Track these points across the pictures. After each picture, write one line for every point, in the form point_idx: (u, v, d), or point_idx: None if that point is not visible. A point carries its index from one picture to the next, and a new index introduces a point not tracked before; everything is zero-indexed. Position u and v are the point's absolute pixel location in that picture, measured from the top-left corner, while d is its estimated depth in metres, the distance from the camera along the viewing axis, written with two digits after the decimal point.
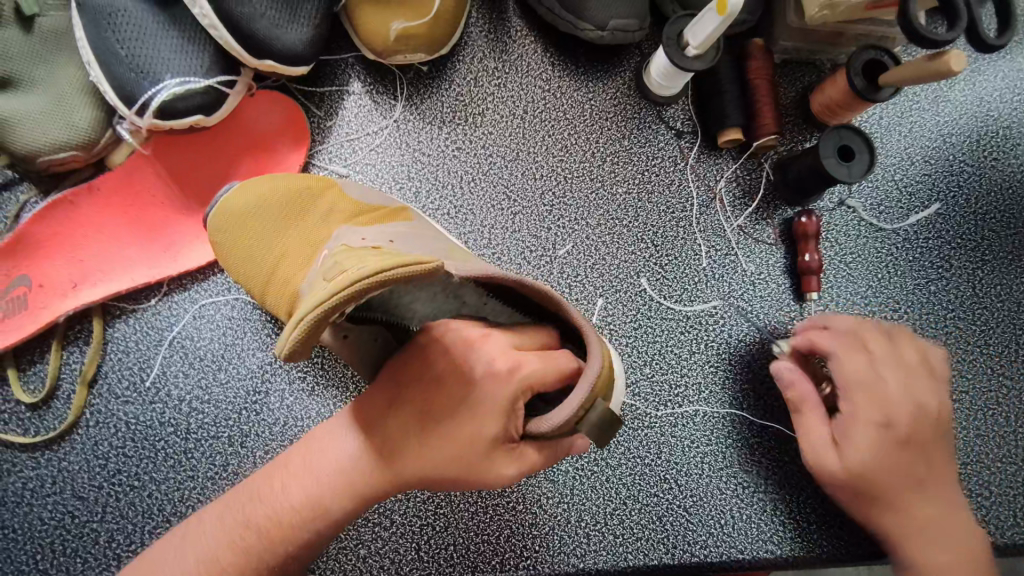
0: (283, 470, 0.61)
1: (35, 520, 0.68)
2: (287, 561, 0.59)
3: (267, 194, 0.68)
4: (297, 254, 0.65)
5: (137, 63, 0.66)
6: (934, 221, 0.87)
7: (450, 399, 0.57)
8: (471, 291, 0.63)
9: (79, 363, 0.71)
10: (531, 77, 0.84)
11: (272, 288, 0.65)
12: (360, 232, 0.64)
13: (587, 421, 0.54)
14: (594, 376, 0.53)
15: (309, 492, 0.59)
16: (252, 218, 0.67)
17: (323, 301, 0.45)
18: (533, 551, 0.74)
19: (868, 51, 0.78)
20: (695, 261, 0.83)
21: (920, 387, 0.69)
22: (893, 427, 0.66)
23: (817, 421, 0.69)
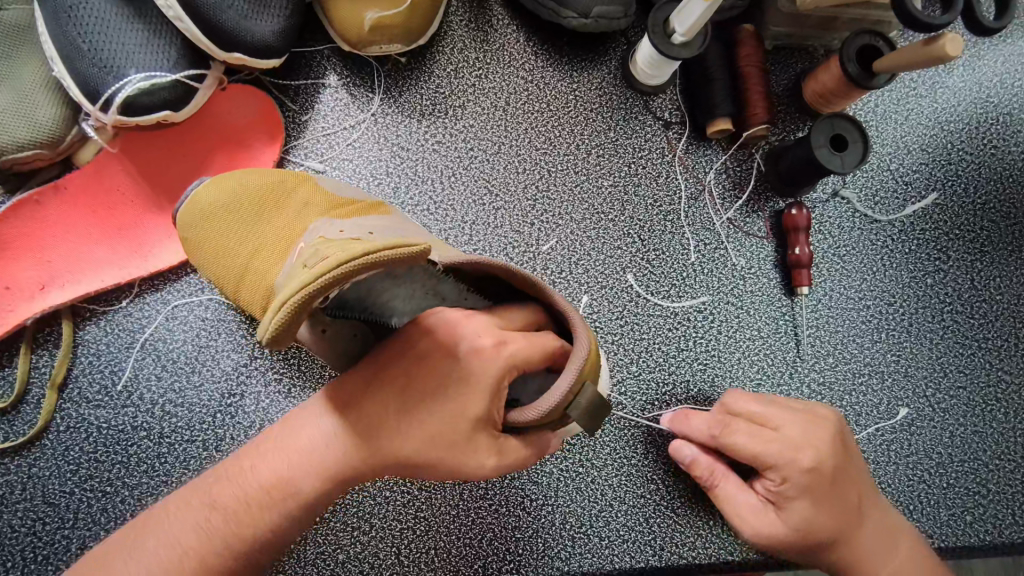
0: (253, 453, 0.58)
1: (6, 527, 0.67)
2: (259, 547, 0.56)
3: (244, 182, 0.66)
4: (273, 249, 0.63)
5: (100, 58, 0.63)
6: (932, 211, 0.84)
7: (432, 380, 0.54)
8: (450, 286, 0.61)
9: (49, 366, 0.70)
10: (513, 67, 0.81)
11: (248, 283, 0.63)
12: (336, 225, 0.62)
13: (576, 407, 0.52)
14: (582, 359, 0.51)
15: (282, 472, 0.56)
16: (229, 201, 0.65)
17: (310, 281, 0.43)
18: (517, 555, 0.72)
19: (863, 36, 0.75)
20: (684, 255, 0.80)
21: (816, 432, 0.64)
22: (820, 482, 0.62)
23: (734, 494, 0.65)
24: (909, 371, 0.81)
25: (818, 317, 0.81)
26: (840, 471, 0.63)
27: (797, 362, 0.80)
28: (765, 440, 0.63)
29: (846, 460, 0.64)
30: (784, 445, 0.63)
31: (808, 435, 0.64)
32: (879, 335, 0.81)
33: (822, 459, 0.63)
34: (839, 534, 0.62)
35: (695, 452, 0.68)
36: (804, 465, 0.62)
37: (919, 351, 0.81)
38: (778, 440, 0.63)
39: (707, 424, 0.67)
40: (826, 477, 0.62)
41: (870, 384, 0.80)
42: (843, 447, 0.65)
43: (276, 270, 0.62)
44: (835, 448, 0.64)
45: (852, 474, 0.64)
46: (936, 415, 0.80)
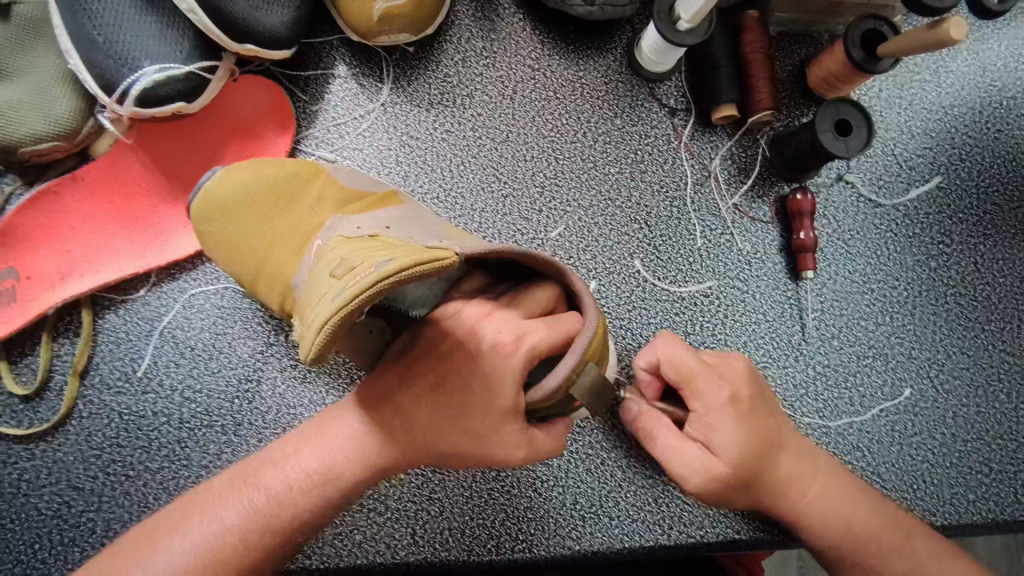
0: (297, 441, 0.61)
1: (32, 511, 0.69)
2: (302, 529, 0.58)
3: (250, 181, 0.66)
4: (290, 245, 0.64)
5: (115, 50, 0.65)
6: (936, 195, 0.85)
7: (458, 373, 0.56)
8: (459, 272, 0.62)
9: (70, 354, 0.71)
10: (520, 55, 0.82)
11: (265, 277, 0.64)
12: (353, 220, 0.63)
13: (579, 387, 0.53)
14: (589, 338, 0.53)
15: (327, 458, 0.59)
16: (239, 199, 0.66)
17: (350, 298, 0.44)
18: (529, 535, 0.74)
19: (867, 21, 0.76)
20: (690, 241, 0.81)
21: (735, 365, 0.66)
22: (742, 410, 0.63)
23: (676, 441, 0.63)
24: (912, 353, 0.82)
25: (823, 300, 0.82)
26: (756, 400, 0.65)
27: (802, 345, 0.81)
28: (690, 374, 0.63)
29: (761, 391, 0.66)
30: (707, 378, 0.63)
31: (724, 367, 0.66)
32: (883, 318, 0.82)
33: (740, 388, 0.64)
34: (765, 463, 0.63)
35: (640, 405, 0.67)
36: (726, 395, 0.63)
37: (923, 333, 0.82)
38: (701, 372, 0.63)
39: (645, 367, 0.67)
40: (744, 406, 0.63)
41: (874, 366, 0.81)
42: (756, 378, 0.67)
43: (293, 263, 0.64)
44: (750, 378, 0.66)
45: (768, 404, 0.66)
46: (939, 396, 0.81)
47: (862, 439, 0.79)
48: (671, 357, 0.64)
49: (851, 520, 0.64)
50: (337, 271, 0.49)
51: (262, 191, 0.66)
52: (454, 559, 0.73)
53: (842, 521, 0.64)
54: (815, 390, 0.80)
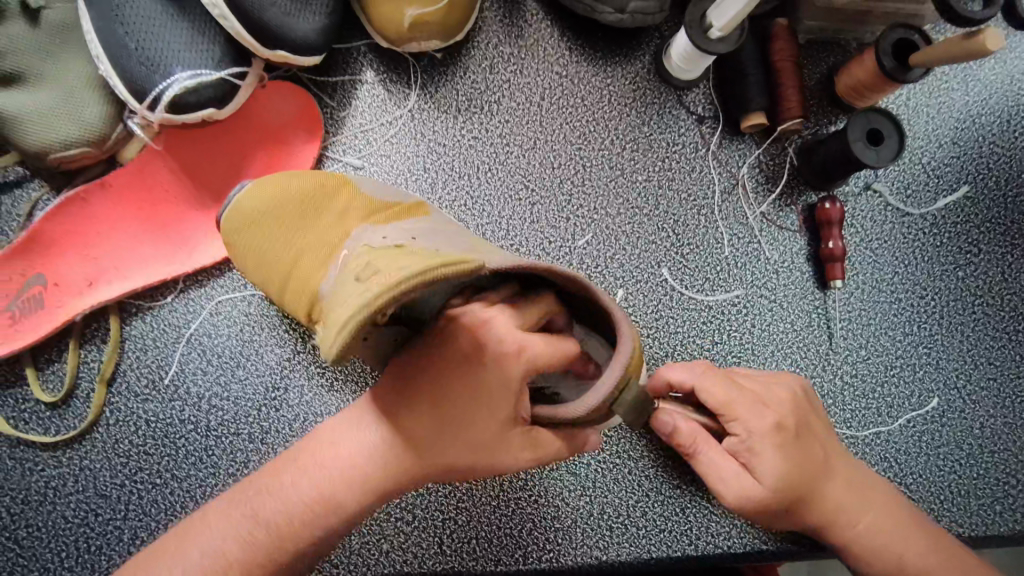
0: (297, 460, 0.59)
1: (60, 518, 0.68)
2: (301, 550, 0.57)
3: (282, 190, 0.65)
4: (313, 255, 0.63)
5: (147, 56, 0.64)
6: (963, 204, 0.84)
7: (459, 388, 0.55)
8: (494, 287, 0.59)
9: (97, 361, 0.71)
10: (547, 62, 0.82)
11: (288, 290, 0.63)
12: (380, 232, 0.61)
13: (622, 402, 0.54)
14: (627, 355, 0.53)
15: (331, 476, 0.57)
16: (270, 208, 0.65)
17: (375, 301, 0.44)
18: (556, 544, 0.74)
19: (899, 30, 0.75)
20: (717, 249, 0.81)
21: (778, 390, 0.67)
22: (788, 437, 0.63)
23: (718, 460, 0.62)
24: (940, 363, 0.81)
25: (851, 309, 0.81)
26: (802, 425, 0.65)
27: (830, 355, 0.81)
28: (731, 402, 0.63)
29: (806, 416, 0.66)
30: (751, 403, 0.63)
31: (769, 394, 0.66)
32: (910, 328, 0.82)
33: (786, 416, 0.64)
34: (810, 487, 0.63)
35: (675, 421, 0.64)
36: (770, 422, 0.63)
37: (950, 343, 0.82)
38: (746, 397, 0.63)
39: (689, 373, 0.65)
40: (790, 431, 0.63)
41: (901, 376, 0.81)
42: (801, 404, 0.67)
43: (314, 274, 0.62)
44: (795, 404, 0.66)
45: (815, 429, 0.66)
46: (966, 406, 0.81)
47: (890, 450, 0.79)
48: (712, 384, 0.64)
49: (902, 549, 0.64)
50: (358, 275, 0.49)
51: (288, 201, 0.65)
52: (481, 568, 0.73)
53: (889, 548, 0.64)
54: (843, 400, 0.80)
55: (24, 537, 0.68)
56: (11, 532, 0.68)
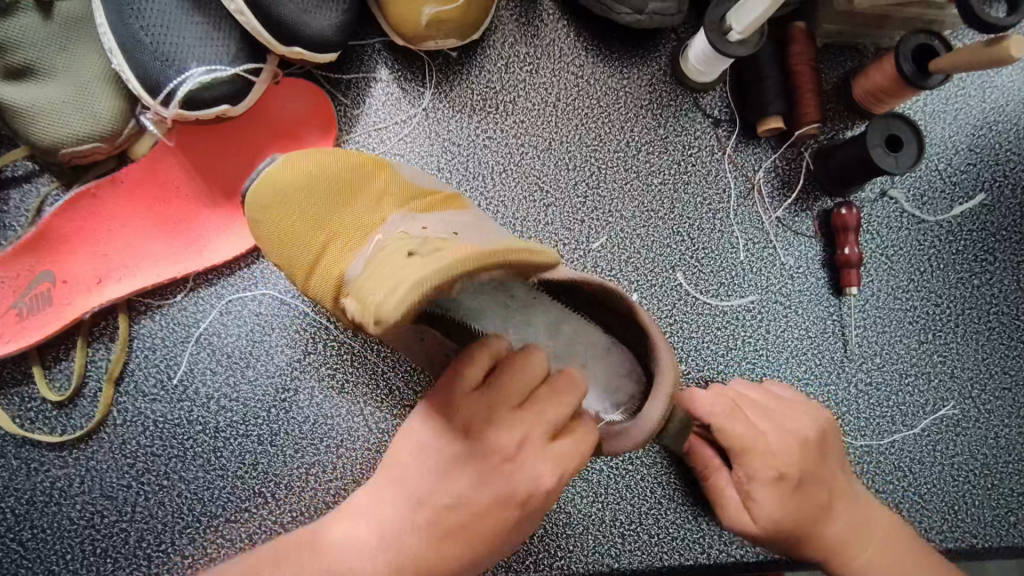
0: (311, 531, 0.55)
1: (65, 520, 0.67)
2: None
3: (315, 176, 0.65)
4: (348, 239, 0.62)
5: (161, 51, 0.63)
6: (979, 212, 0.84)
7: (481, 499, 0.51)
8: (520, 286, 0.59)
9: (105, 360, 0.70)
10: (563, 62, 0.81)
11: (319, 274, 0.62)
12: (418, 220, 0.60)
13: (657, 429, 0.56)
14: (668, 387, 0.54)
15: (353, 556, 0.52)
16: (302, 198, 0.64)
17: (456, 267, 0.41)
18: (568, 551, 0.73)
19: (916, 36, 0.75)
20: (733, 254, 0.80)
21: (790, 437, 0.64)
22: (789, 487, 0.62)
23: (725, 485, 0.66)
24: (955, 372, 0.81)
25: (866, 316, 0.81)
26: (807, 472, 0.63)
27: (844, 362, 0.80)
28: (741, 444, 0.62)
29: (814, 463, 0.64)
30: (757, 449, 0.62)
31: (778, 440, 0.63)
32: (925, 336, 0.81)
33: (790, 466, 0.62)
34: (805, 532, 0.63)
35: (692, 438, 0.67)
36: (772, 472, 0.62)
37: (965, 351, 0.81)
38: (753, 444, 0.62)
39: (712, 404, 0.63)
40: (792, 480, 0.62)
41: (916, 384, 0.80)
42: (811, 450, 0.64)
43: (348, 256, 0.61)
44: (804, 450, 0.64)
45: (823, 475, 0.64)
46: (981, 415, 0.80)
47: (904, 458, 0.78)
48: (729, 422, 0.63)
49: None
50: (415, 249, 0.46)
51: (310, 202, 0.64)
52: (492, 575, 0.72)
53: None
54: (857, 407, 0.79)
55: (29, 538, 0.67)
56: (16, 533, 0.67)
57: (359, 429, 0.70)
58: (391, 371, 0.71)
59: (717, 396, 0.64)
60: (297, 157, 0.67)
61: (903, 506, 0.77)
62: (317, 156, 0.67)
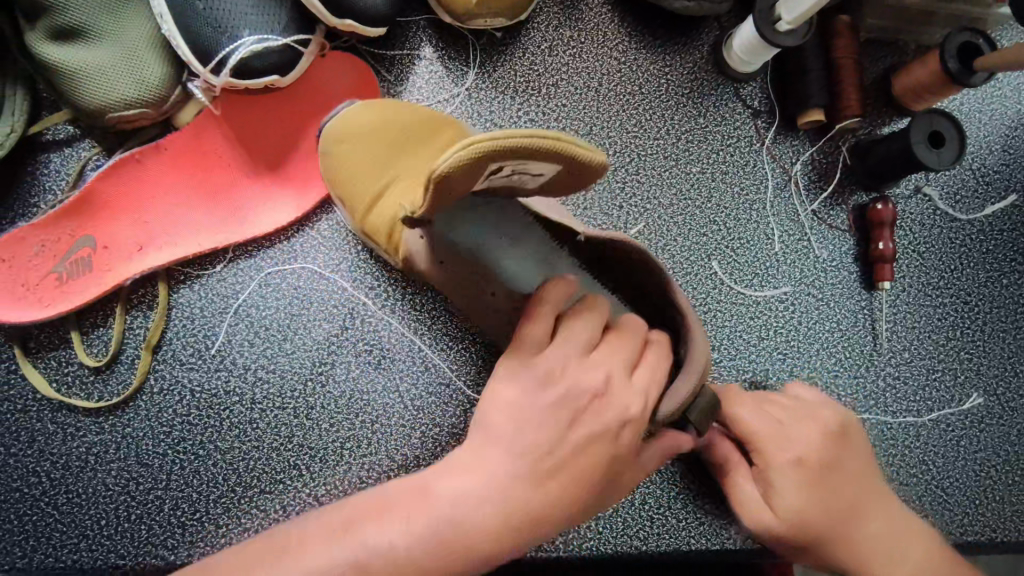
0: (335, 519, 0.46)
1: (100, 485, 0.67)
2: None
3: (382, 114, 0.68)
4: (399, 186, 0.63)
5: (214, 17, 0.62)
6: (1011, 212, 0.85)
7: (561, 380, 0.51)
8: (562, 261, 0.61)
9: (144, 327, 0.70)
10: (606, 47, 0.81)
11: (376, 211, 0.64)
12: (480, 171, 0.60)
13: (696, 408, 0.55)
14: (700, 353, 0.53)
15: (419, 550, 0.44)
16: (368, 120, 0.67)
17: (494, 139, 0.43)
18: (597, 533, 0.73)
19: (961, 33, 0.75)
20: (767, 245, 0.81)
21: (810, 428, 0.64)
22: (813, 472, 0.61)
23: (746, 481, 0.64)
24: (981, 369, 0.82)
25: (896, 312, 0.81)
26: (828, 462, 0.62)
27: (873, 356, 0.81)
28: (756, 433, 0.63)
29: (836, 454, 0.64)
30: (776, 439, 0.63)
31: (798, 431, 0.64)
32: (953, 332, 0.82)
33: (811, 449, 0.62)
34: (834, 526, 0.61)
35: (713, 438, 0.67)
36: (791, 456, 0.62)
37: (991, 349, 0.82)
38: (769, 434, 0.63)
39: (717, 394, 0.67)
40: (815, 468, 0.61)
41: (942, 380, 0.81)
42: (833, 441, 0.64)
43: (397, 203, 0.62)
44: (826, 436, 0.64)
45: (848, 468, 0.63)
46: (1004, 413, 0.81)
47: (928, 452, 0.79)
48: (740, 410, 0.65)
49: None
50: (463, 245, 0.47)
51: (366, 145, 0.66)
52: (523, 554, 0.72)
53: None
54: (884, 401, 0.80)
55: (63, 503, 0.67)
56: (50, 497, 0.67)
57: (395, 405, 0.70)
58: (428, 349, 0.71)
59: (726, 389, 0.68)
60: (344, 114, 0.68)
61: (926, 499, 0.78)
62: (370, 107, 0.68)
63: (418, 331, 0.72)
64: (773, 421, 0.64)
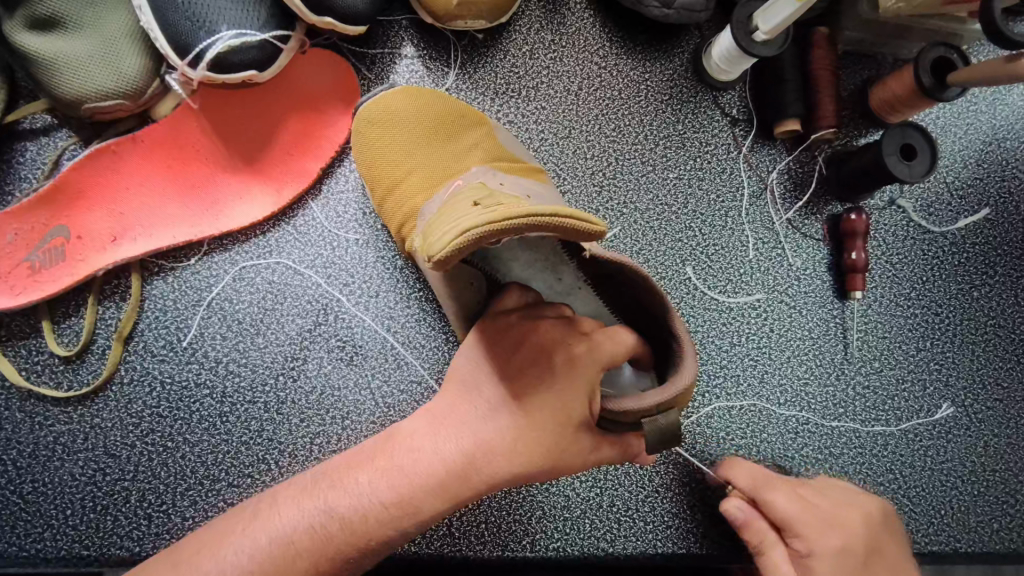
0: (313, 474, 0.56)
1: (66, 475, 0.67)
2: (346, 561, 0.52)
3: (426, 106, 0.65)
4: (424, 177, 0.62)
5: (193, 11, 0.63)
6: (983, 226, 0.86)
7: (516, 364, 0.54)
8: (569, 271, 0.61)
9: (116, 319, 0.70)
10: (587, 53, 0.81)
11: (394, 200, 0.62)
12: (498, 176, 0.59)
13: (655, 424, 0.50)
14: (678, 386, 0.49)
15: (379, 494, 0.52)
16: (409, 113, 0.64)
17: (493, 221, 0.42)
18: (564, 533, 0.74)
19: (939, 47, 0.75)
20: (742, 252, 0.81)
21: (848, 511, 0.64)
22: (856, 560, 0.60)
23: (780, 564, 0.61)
24: (949, 380, 0.83)
25: (867, 322, 0.82)
26: (872, 551, 0.62)
27: (844, 365, 0.81)
28: (794, 518, 0.62)
29: (882, 543, 0.63)
30: (817, 522, 0.62)
31: (840, 517, 0.63)
32: (924, 343, 0.83)
33: (853, 539, 0.61)
34: None
35: (747, 512, 0.64)
36: (834, 543, 0.60)
37: (960, 361, 0.83)
38: (804, 517, 0.62)
39: (748, 475, 0.66)
40: (858, 556, 0.60)
41: (911, 390, 0.82)
42: (875, 527, 0.64)
43: (423, 194, 0.61)
44: (868, 527, 0.63)
45: (889, 560, 0.62)
46: (972, 424, 0.82)
47: (895, 462, 0.80)
48: (775, 495, 0.64)
49: None
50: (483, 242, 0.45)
51: (396, 132, 0.64)
52: (489, 553, 0.73)
53: None
54: (853, 409, 0.81)
55: (29, 492, 0.67)
56: (16, 486, 0.67)
57: (366, 402, 0.71)
58: (400, 347, 0.71)
59: (757, 471, 0.67)
60: (382, 95, 0.65)
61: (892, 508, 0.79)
62: (408, 94, 0.66)
63: (391, 328, 0.72)
64: (813, 507, 0.63)
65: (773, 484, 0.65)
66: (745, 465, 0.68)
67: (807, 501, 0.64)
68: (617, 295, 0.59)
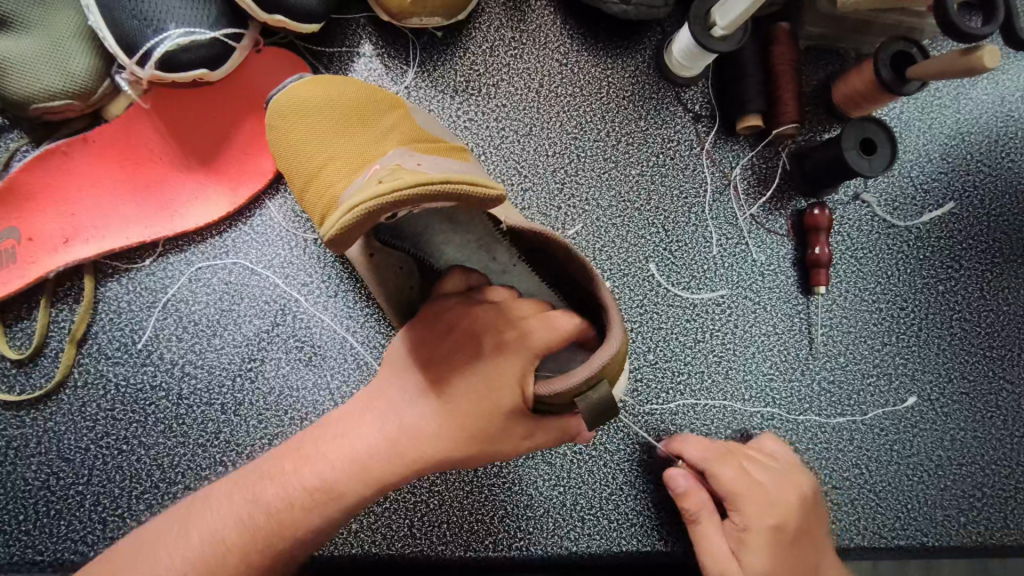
0: (250, 468, 0.58)
1: (20, 479, 0.67)
2: (282, 551, 0.55)
3: (338, 93, 0.59)
4: (344, 162, 0.55)
5: (140, 9, 0.62)
6: (948, 220, 0.86)
7: (448, 352, 0.55)
8: (503, 249, 0.61)
9: (69, 322, 0.69)
10: (548, 49, 0.81)
11: (312, 190, 0.55)
12: (417, 158, 0.53)
13: (586, 401, 0.49)
14: (601, 361, 0.49)
15: (305, 482, 0.54)
16: (324, 98, 0.59)
17: (390, 187, 0.44)
18: (527, 533, 0.73)
19: (897, 43, 0.75)
20: (705, 248, 0.81)
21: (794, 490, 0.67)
22: (783, 541, 0.64)
23: (713, 534, 0.65)
24: (915, 374, 0.82)
25: (832, 316, 0.82)
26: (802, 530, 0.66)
27: (808, 360, 0.81)
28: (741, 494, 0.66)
29: (810, 519, 0.67)
30: (765, 500, 0.66)
31: (781, 493, 0.67)
32: (889, 337, 0.83)
33: (790, 516, 0.65)
34: None
35: (687, 485, 0.67)
36: (770, 522, 0.65)
37: (926, 355, 0.83)
38: (748, 492, 0.66)
39: (703, 448, 0.69)
40: (789, 534, 0.65)
41: (877, 384, 0.82)
42: (811, 506, 0.68)
43: (341, 179, 0.54)
44: (804, 507, 0.67)
45: (816, 537, 0.66)
46: (938, 417, 0.82)
47: (862, 457, 0.80)
48: (726, 470, 0.67)
49: None
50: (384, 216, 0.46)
51: (310, 119, 0.58)
52: (452, 553, 0.72)
53: None
54: (819, 404, 0.80)
55: None
56: None
57: (324, 402, 0.70)
58: (360, 346, 0.71)
59: (710, 443, 0.70)
60: (289, 87, 0.60)
61: (858, 503, 0.79)
62: (315, 84, 0.60)
63: (350, 328, 0.71)
64: (762, 484, 0.67)
65: (731, 458, 0.69)
66: (722, 444, 0.71)
67: (764, 480, 0.67)
68: (553, 271, 0.60)
